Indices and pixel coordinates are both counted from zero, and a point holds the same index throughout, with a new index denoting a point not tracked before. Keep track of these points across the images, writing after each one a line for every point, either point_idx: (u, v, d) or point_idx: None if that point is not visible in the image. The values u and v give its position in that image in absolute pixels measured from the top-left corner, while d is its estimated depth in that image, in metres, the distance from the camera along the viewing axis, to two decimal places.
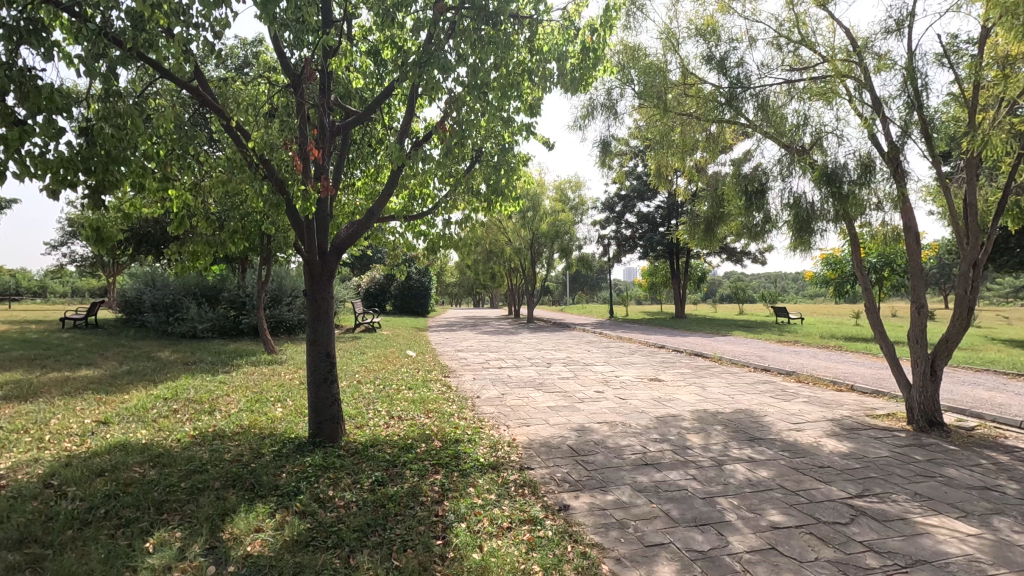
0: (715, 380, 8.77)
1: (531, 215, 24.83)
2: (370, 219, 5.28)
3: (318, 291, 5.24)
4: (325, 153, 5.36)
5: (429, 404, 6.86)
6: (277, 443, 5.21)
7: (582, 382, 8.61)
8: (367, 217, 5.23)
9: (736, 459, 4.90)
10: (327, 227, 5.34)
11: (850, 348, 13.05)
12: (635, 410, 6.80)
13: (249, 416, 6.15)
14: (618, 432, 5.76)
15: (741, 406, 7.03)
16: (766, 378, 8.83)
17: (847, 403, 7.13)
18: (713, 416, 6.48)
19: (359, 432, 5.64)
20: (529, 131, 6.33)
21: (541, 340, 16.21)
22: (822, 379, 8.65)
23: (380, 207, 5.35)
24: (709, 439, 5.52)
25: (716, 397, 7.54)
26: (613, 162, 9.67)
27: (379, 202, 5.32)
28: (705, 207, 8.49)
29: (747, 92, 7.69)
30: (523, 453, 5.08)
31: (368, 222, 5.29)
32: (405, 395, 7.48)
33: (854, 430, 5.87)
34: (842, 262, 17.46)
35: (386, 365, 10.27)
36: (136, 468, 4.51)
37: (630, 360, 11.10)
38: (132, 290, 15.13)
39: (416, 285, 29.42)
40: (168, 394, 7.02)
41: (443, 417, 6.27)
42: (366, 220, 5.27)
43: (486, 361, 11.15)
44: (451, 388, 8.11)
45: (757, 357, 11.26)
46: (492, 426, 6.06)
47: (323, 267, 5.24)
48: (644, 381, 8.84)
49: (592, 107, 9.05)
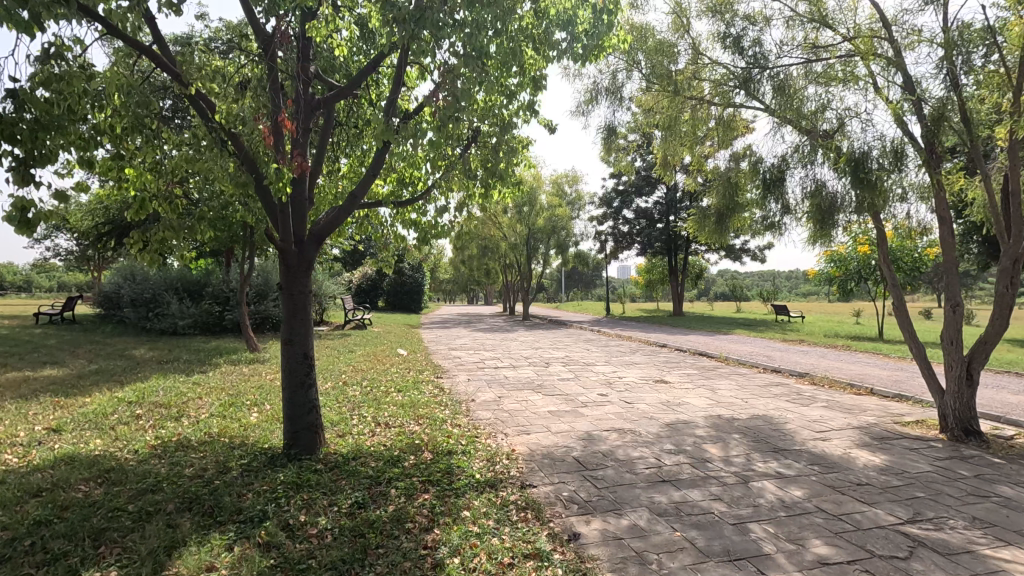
0: (725, 383, 8.25)
1: (527, 210, 24.29)
2: (351, 204, 4.70)
3: (293, 283, 4.64)
4: (303, 129, 4.77)
5: (419, 409, 6.29)
6: (247, 456, 4.64)
7: (584, 384, 8.08)
8: (348, 202, 4.65)
9: (764, 474, 4.37)
10: (303, 212, 4.74)
11: (859, 347, 12.60)
12: (643, 415, 6.26)
13: (220, 423, 5.56)
14: (628, 442, 5.21)
15: (757, 412, 6.50)
16: (778, 380, 8.32)
17: (870, 408, 6.63)
18: (729, 423, 5.96)
19: (340, 442, 5.07)
20: (530, 110, 5.78)
21: (537, 338, 15.64)
22: (838, 382, 8.14)
23: (364, 189, 4.76)
24: (729, 450, 4.98)
25: (728, 402, 7.01)
26: (617, 150, 9.12)
27: (362, 185, 4.73)
28: (716, 199, 7.95)
29: (763, 73, 7.17)
30: (524, 467, 4.52)
31: (349, 208, 4.71)
32: (394, 398, 6.91)
33: (885, 440, 5.36)
34: (846, 259, 17.03)
35: (375, 365, 9.69)
36: (80, 486, 3.92)
37: (632, 360, 10.58)
38: (110, 284, 14.46)
39: (409, 281, 28.86)
40: (134, 397, 6.42)
41: (434, 424, 5.70)
42: (347, 206, 4.68)
43: (481, 361, 10.61)
44: (444, 390, 7.54)
45: (765, 357, 10.74)
46: (489, 434, 5.49)
47: (298, 258, 4.64)
48: (649, 382, 8.32)
49: (596, 91, 8.50)
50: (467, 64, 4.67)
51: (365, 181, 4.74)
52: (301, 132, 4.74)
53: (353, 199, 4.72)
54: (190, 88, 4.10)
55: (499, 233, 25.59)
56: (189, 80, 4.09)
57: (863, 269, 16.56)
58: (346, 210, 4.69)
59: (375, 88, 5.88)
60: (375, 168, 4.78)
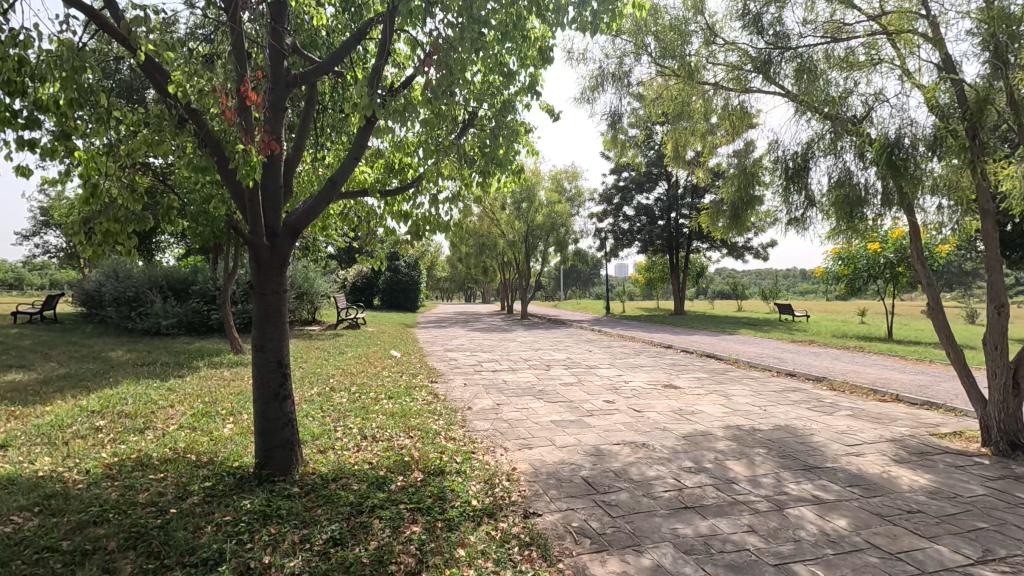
0: (739, 389, 7.72)
1: (526, 207, 23.80)
2: (329, 194, 4.14)
3: (264, 283, 4.09)
4: (276, 108, 4.21)
5: (410, 420, 5.74)
6: (211, 477, 4.09)
7: (589, 389, 7.55)
8: (324, 191, 4.09)
9: (799, 499, 3.84)
10: (276, 202, 4.19)
11: (873, 349, 12.12)
12: (655, 425, 5.74)
13: (188, 437, 5.01)
14: (642, 458, 4.68)
15: (779, 422, 5.98)
16: (795, 386, 7.81)
17: (901, 418, 6.11)
18: (750, 435, 5.43)
19: (321, 459, 4.53)
20: (532, 91, 5.24)
21: (537, 338, 15.11)
22: (859, 387, 7.62)
23: (345, 177, 4.22)
24: (756, 469, 4.45)
25: (746, 410, 6.48)
26: (623, 140, 8.58)
27: (342, 170, 4.18)
28: (730, 192, 7.41)
29: (784, 55, 6.65)
30: (526, 491, 3.98)
31: (327, 197, 4.15)
32: (383, 406, 6.36)
33: (926, 456, 4.85)
34: (854, 257, 16.58)
35: (366, 368, 9.13)
36: (11, 518, 3.37)
37: (638, 362, 10.05)
38: (91, 283, 13.83)
39: (405, 280, 28.38)
40: (99, 405, 5.86)
41: (427, 437, 5.17)
42: (324, 195, 4.12)
43: (479, 363, 10.08)
44: (438, 397, 6.99)
45: (777, 360, 10.21)
46: (486, 449, 4.96)
47: (269, 254, 4.09)
48: (658, 388, 7.79)
49: (601, 76, 7.96)
50: (463, 33, 4.12)
51: (345, 167, 4.18)
52: (275, 111, 4.19)
53: (330, 186, 4.15)
54: (140, 55, 3.50)
55: (497, 230, 25.06)
56: (138, 45, 3.49)
57: (872, 266, 16.11)
58: (322, 199, 4.12)
59: (360, 65, 5.34)
60: (357, 153, 4.23)
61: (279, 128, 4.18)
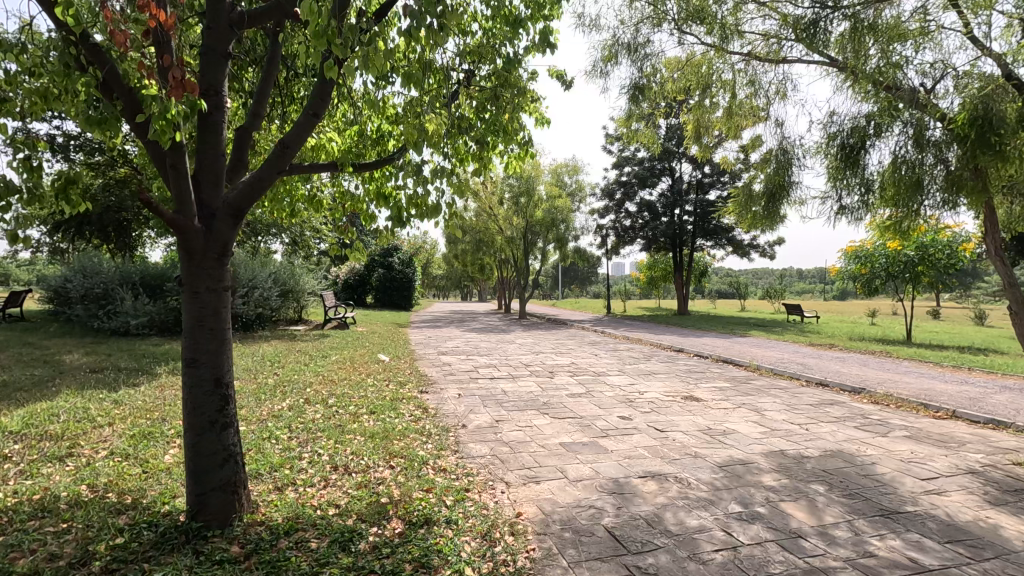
0: (770, 402, 6.81)
1: (525, 201, 22.89)
2: (278, 162, 3.09)
3: (196, 278, 3.13)
4: (214, 55, 3.27)
5: (392, 444, 4.80)
6: (126, 531, 3.14)
7: (600, 402, 6.61)
8: (270, 161, 3.05)
9: (892, 565, 2.94)
10: (215, 174, 3.23)
11: (900, 353, 11.25)
12: (684, 451, 4.83)
13: (115, 469, 4.03)
14: (676, 500, 3.77)
15: (828, 446, 5.08)
16: (833, 399, 6.91)
17: (970, 441, 5.21)
18: (799, 465, 4.51)
19: (274, 502, 3.59)
20: (544, 48, 4.31)
21: (537, 339, 14.20)
22: (906, 400, 6.72)
23: (300, 140, 3.14)
24: (821, 516, 3.54)
25: (785, 430, 5.56)
26: (639, 122, 7.64)
27: (296, 129, 3.11)
28: (767, 175, 6.47)
29: (836, 14, 5.69)
30: (535, 552, 3.07)
31: (276, 167, 3.10)
32: (363, 425, 5.43)
33: (1023, 495, 3.95)
34: (872, 255, 15.72)
35: (348, 374, 8.16)
36: None
37: (650, 369, 9.12)
38: (54, 280, 12.72)
39: (399, 277, 27.35)
40: (20, 425, 4.88)
41: (411, 468, 4.24)
42: (270, 165, 3.08)
43: (475, 369, 9.15)
44: (427, 412, 6.05)
45: (802, 367, 9.31)
46: (483, 484, 4.04)
47: (203, 241, 3.12)
48: (677, 400, 6.88)
49: (616, 46, 7.04)
50: None
51: (300, 127, 3.11)
52: (213, 58, 3.25)
53: (279, 153, 3.08)
54: None
55: (494, 225, 24.16)
56: None
57: (890, 265, 15.25)
58: (269, 170, 3.08)
59: None
60: (317, 107, 3.13)
61: (217, 80, 3.26)
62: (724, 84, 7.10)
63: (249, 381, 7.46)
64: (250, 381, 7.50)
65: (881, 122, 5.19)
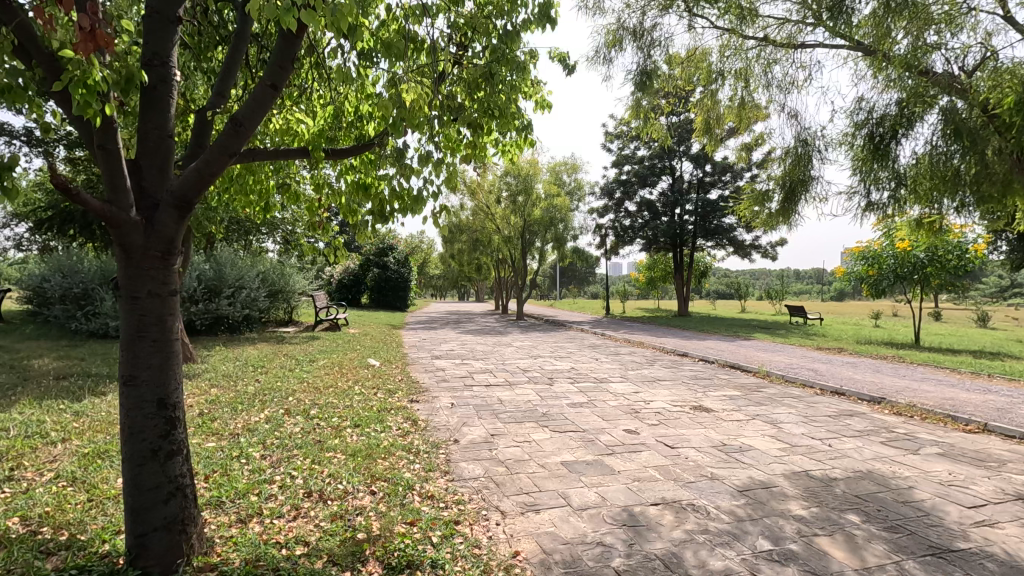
0: (785, 413, 6.35)
1: (523, 200, 22.43)
2: (230, 144, 2.60)
3: (136, 280, 2.64)
4: (161, 18, 2.79)
5: (375, 464, 4.32)
6: None
7: (603, 413, 6.14)
8: (220, 141, 2.56)
9: None
10: (161, 158, 2.74)
11: (912, 358, 10.82)
12: (698, 473, 4.36)
13: (56, 497, 3.54)
14: (695, 534, 3.31)
15: (855, 465, 4.62)
16: (852, 410, 6.46)
17: (1010, 459, 4.76)
18: (828, 490, 4.05)
19: (234, 540, 3.11)
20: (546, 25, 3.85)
21: (535, 342, 13.74)
22: (931, 412, 6.27)
23: (256, 118, 2.64)
24: (863, 556, 3.08)
25: (806, 446, 5.10)
26: (645, 115, 7.17)
27: (252, 105, 2.62)
28: (784, 169, 6.00)
29: None
30: None
31: (227, 149, 2.60)
32: (345, 440, 4.95)
33: None
34: (880, 256, 15.34)
35: (333, 381, 7.66)
36: None
37: (654, 376, 8.65)
38: (31, 278, 12.17)
39: (394, 276, 26.86)
40: None
41: (394, 495, 3.76)
42: (220, 146, 2.59)
43: (470, 374, 8.69)
44: (416, 425, 5.58)
45: (814, 373, 8.86)
46: (475, 513, 3.57)
47: (143, 236, 2.63)
48: (686, 411, 6.41)
49: (621, 31, 6.56)
50: None
51: (258, 102, 2.62)
52: (159, 22, 2.76)
53: (232, 131, 2.58)
54: None
55: (491, 225, 23.66)
56: None
57: (899, 267, 14.86)
58: (218, 153, 2.58)
59: None
60: (277, 78, 2.64)
61: (164, 48, 2.78)
62: (736, 72, 6.65)
63: (227, 389, 6.96)
64: (227, 389, 7.00)
65: (915, 110, 4.73)
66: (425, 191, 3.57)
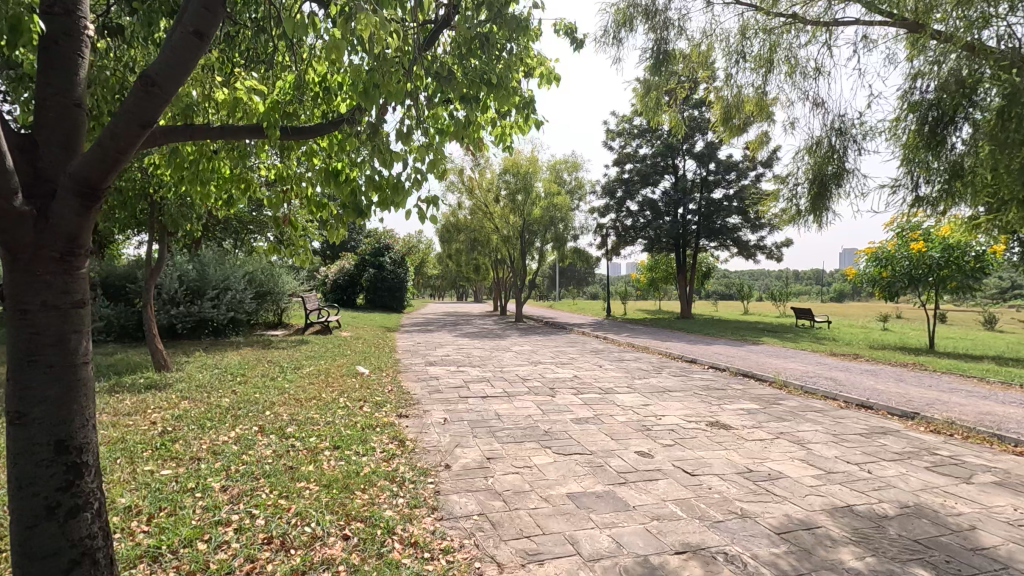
0: (813, 431, 5.75)
1: (523, 199, 21.80)
2: (142, 109, 2.02)
3: (25, 289, 2.04)
4: None
5: (352, 500, 3.73)
6: None
7: (612, 432, 5.54)
8: (126, 105, 1.99)
9: None
10: (64, 134, 2.16)
11: (934, 365, 10.24)
12: (726, 509, 3.77)
13: None
14: None
15: (905, 498, 4.02)
16: (885, 427, 5.87)
17: None
18: (880, 532, 3.45)
19: None
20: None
21: (535, 346, 13.16)
22: (974, 430, 5.67)
23: (176, 77, 2.06)
24: None
25: (844, 473, 4.51)
26: (657, 104, 6.55)
27: (172, 61, 2.04)
28: (812, 162, 5.39)
29: None
30: None
31: (138, 116, 2.02)
32: (321, 467, 4.35)
33: None
34: (893, 257, 14.77)
35: (316, 393, 7.03)
36: None
37: (664, 386, 8.03)
38: None
39: (391, 277, 26.15)
40: None
41: (371, 543, 3.16)
42: (128, 113, 2.01)
43: (466, 383, 8.10)
44: (404, 446, 4.99)
45: (834, 383, 8.28)
46: (466, 566, 2.97)
47: (34, 231, 2.04)
48: (702, 428, 5.82)
49: (632, 9, 5.96)
50: None
51: (178, 55, 2.05)
52: None
53: (143, 93, 2.02)
54: None
55: (490, 224, 23.03)
56: None
57: (913, 268, 14.27)
58: (125, 122, 2.01)
59: None
60: (203, 24, 2.07)
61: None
62: (757, 57, 6.05)
63: (199, 402, 6.36)
64: (199, 402, 6.39)
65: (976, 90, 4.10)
66: (413, 182, 3.01)
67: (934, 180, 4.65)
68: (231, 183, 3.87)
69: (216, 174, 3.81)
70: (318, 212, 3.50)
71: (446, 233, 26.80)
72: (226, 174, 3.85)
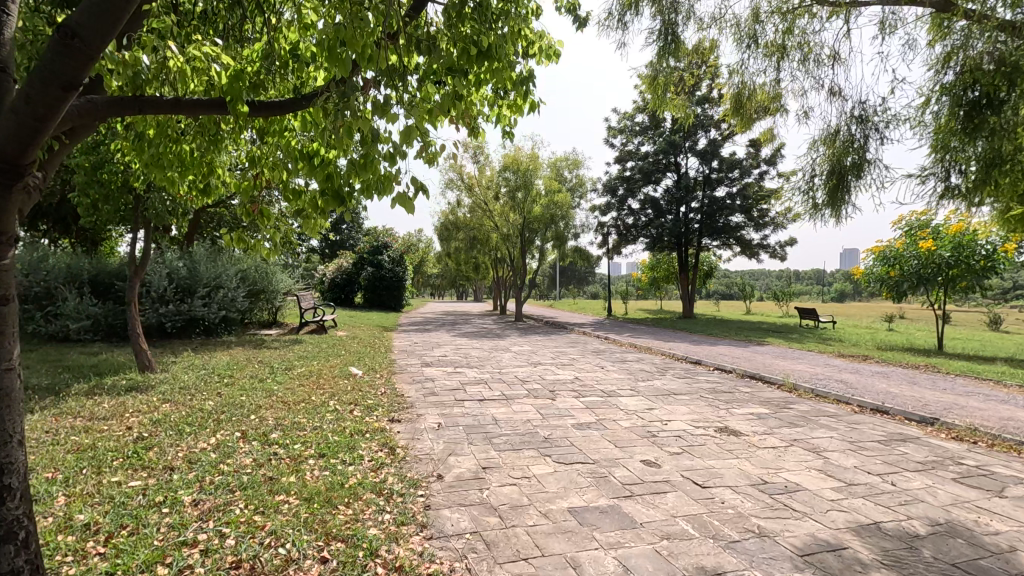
0: (828, 439, 5.43)
1: (522, 196, 21.31)
2: (62, 68, 1.84)
3: None
4: None
5: (334, 517, 3.41)
6: None
7: (615, 439, 5.22)
8: (43, 63, 1.81)
9: None
10: None
11: (947, 367, 9.91)
12: (741, 527, 3.45)
13: None
14: None
15: (934, 514, 3.70)
16: (904, 435, 5.54)
17: None
18: (914, 554, 3.13)
19: None
20: None
21: (535, 347, 12.84)
22: (1000, 437, 5.35)
23: (103, 32, 1.85)
24: None
25: (866, 485, 4.19)
26: (664, 94, 6.21)
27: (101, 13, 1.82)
28: (831, 152, 5.05)
29: None
30: None
31: (57, 76, 1.84)
32: (303, 478, 4.03)
33: None
34: (902, 256, 14.43)
35: (305, 395, 6.71)
36: None
37: (669, 389, 7.70)
38: None
39: (389, 276, 25.77)
40: None
41: (350, 569, 2.84)
42: (47, 72, 1.83)
43: (463, 386, 7.78)
44: (394, 454, 4.67)
45: (845, 386, 7.95)
46: None
47: None
48: (711, 435, 5.50)
49: None
50: None
51: (107, 4, 1.82)
52: None
53: (62, 49, 1.82)
54: None
55: (490, 223, 22.68)
56: None
57: (922, 268, 13.93)
58: (42, 81, 1.82)
59: None
60: None
61: None
62: (770, 41, 5.72)
63: (181, 406, 6.04)
64: (181, 405, 6.08)
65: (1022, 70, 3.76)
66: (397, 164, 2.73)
67: (970, 167, 4.29)
68: (197, 169, 3.57)
69: (180, 159, 3.51)
70: (291, 201, 3.21)
71: (446, 231, 26.49)
72: (192, 159, 3.56)
